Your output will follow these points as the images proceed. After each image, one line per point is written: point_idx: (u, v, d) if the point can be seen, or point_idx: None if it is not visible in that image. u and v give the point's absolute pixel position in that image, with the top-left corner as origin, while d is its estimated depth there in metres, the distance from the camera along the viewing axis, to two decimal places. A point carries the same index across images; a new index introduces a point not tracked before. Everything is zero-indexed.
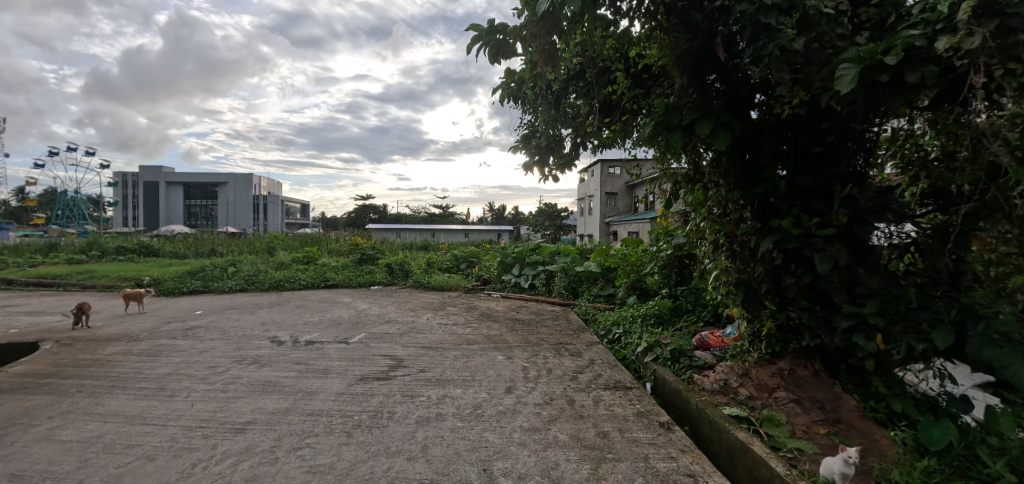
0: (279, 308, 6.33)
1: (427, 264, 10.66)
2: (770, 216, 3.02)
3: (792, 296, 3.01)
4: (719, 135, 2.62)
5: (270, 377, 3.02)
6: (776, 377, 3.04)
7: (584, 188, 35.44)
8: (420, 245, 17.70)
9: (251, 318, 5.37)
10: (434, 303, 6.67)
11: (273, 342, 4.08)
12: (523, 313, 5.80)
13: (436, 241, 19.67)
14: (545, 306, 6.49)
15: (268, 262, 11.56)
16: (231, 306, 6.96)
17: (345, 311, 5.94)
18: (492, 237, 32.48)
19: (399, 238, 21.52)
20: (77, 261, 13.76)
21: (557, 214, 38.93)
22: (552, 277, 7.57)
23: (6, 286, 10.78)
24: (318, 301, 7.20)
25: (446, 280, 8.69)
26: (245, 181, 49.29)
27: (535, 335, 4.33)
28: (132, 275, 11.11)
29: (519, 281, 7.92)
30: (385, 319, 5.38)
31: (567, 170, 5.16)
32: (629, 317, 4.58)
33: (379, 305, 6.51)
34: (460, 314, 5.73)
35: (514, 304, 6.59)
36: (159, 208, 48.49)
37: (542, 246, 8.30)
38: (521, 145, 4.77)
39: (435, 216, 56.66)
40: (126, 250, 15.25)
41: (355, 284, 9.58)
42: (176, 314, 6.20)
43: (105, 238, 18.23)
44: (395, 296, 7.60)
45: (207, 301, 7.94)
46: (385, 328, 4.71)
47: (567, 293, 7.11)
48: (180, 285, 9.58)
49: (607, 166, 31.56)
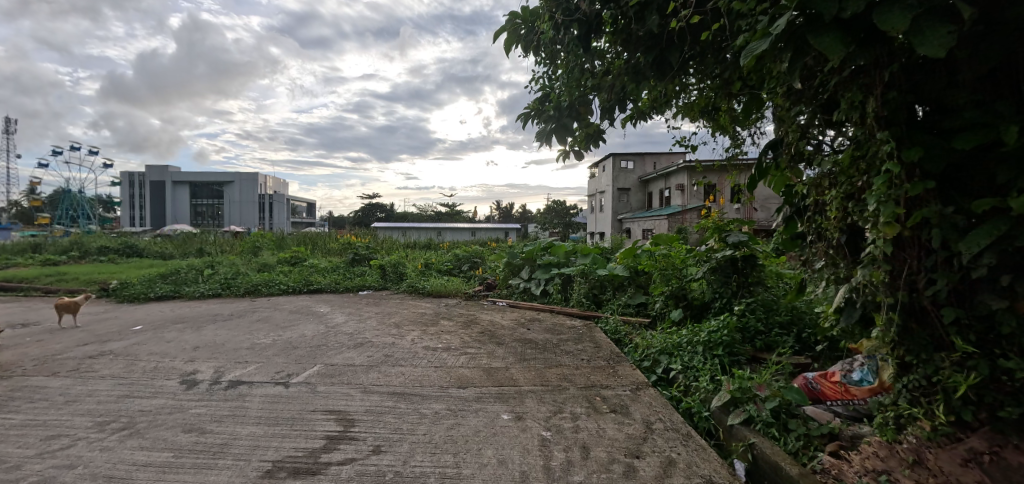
0: (234, 322, 5.11)
1: (425, 264, 9.45)
2: (969, 197, 1.74)
3: (1007, 333, 1.70)
4: (928, 28, 1.35)
5: (121, 470, 1.84)
6: (971, 468, 1.72)
7: (595, 183, 34.12)
8: (423, 243, 16.57)
9: (185, 339, 4.16)
10: (426, 316, 5.43)
11: (184, 383, 2.90)
12: (536, 331, 4.55)
13: (440, 239, 18.50)
14: (564, 320, 5.23)
15: (251, 262, 10.42)
16: (184, 317, 5.76)
17: (313, 327, 4.72)
18: (500, 235, 31.28)
19: (402, 236, 20.38)
20: (50, 259, 12.64)
21: (567, 211, 37.58)
22: (569, 282, 6.31)
23: None
24: (289, 311, 6.00)
25: (444, 285, 7.45)
26: (250, 179, 48.62)
27: (555, 372, 3.09)
28: (99, 277, 9.96)
29: (529, 285, 6.66)
30: (357, 339, 4.16)
31: (591, 147, 3.91)
32: (684, 345, 3.33)
33: (358, 318, 5.28)
34: (455, 331, 4.50)
35: (524, 317, 5.33)
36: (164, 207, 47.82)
37: (554, 246, 7.03)
38: (532, 109, 3.51)
39: (443, 215, 55.62)
40: (107, 251, 14.06)
41: (342, 288, 8.39)
42: (108, 330, 5.02)
43: (91, 237, 17.07)
44: (383, 305, 6.38)
45: (165, 310, 6.77)
46: (352, 357, 3.49)
47: (588, 302, 5.83)
48: (147, 290, 8.35)
49: (620, 160, 30.30)
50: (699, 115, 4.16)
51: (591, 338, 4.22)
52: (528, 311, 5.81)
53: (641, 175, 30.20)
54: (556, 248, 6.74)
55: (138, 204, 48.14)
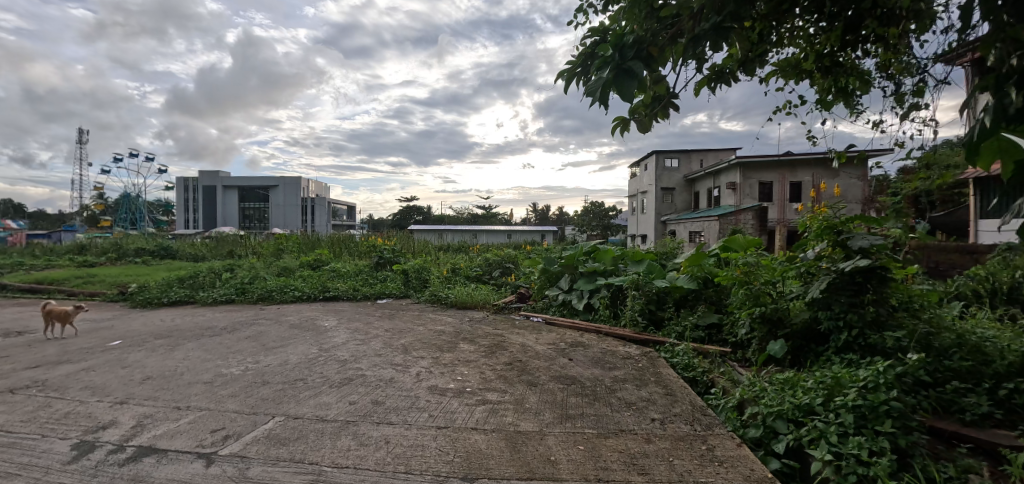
0: (218, 339, 4.29)
1: (451, 270, 8.51)
2: None
3: None
4: None
5: None
6: None
7: (636, 184, 32.41)
8: (455, 246, 15.77)
9: (141, 366, 3.34)
10: (443, 335, 4.44)
11: (77, 448, 2.02)
12: (581, 363, 3.47)
13: (473, 242, 17.63)
14: (615, 346, 4.11)
15: (272, 265, 9.84)
16: (174, 329, 5.04)
17: (303, 349, 3.84)
18: (536, 237, 30.15)
19: (435, 238, 19.69)
20: (83, 258, 12.54)
21: (606, 212, 35.94)
22: (619, 296, 5.16)
23: None
24: (290, 324, 5.18)
25: (470, 294, 6.46)
26: (293, 183, 50.13)
27: (615, 448, 2.02)
28: (121, 277, 9.60)
29: (569, 297, 5.56)
30: (348, 371, 3.22)
31: (659, 117, 2.80)
32: (816, 409, 2.20)
33: (362, 337, 4.35)
34: (474, 361, 3.47)
35: (565, 340, 4.24)
36: (214, 210, 49.85)
37: (598, 250, 5.91)
38: (575, 62, 2.43)
39: (478, 217, 55.11)
40: (142, 252, 13.99)
41: (360, 295, 7.59)
42: (79, 346, 4.32)
43: (131, 239, 17.21)
44: (397, 319, 5.44)
45: (164, 318, 6.12)
46: (328, 404, 2.54)
47: (644, 321, 4.66)
48: (160, 295, 7.80)
49: (663, 157, 28.61)
50: (808, 71, 2.98)
51: (657, 380, 3.10)
52: (569, 332, 4.70)
53: (686, 173, 28.33)
54: (602, 253, 5.61)
55: (191, 207, 50.54)
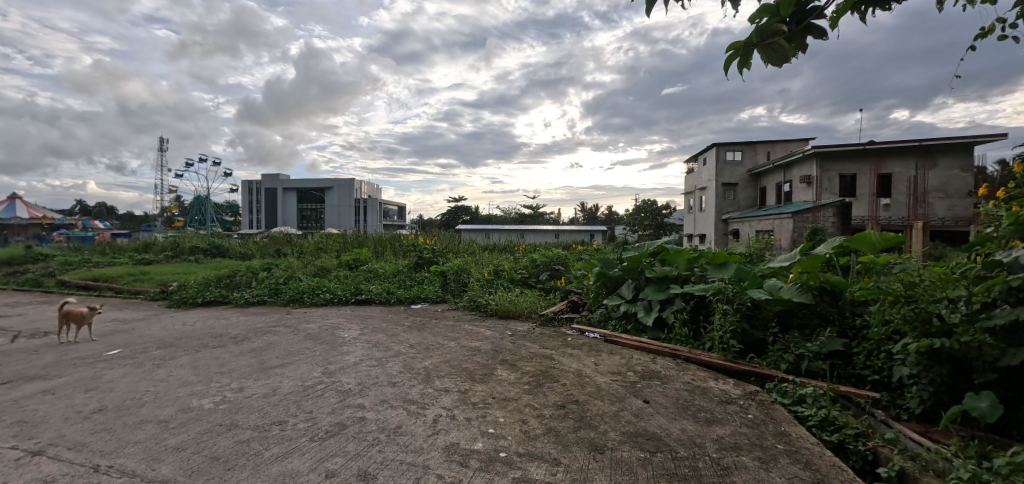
0: (217, 352, 3.68)
1: (494, 271, 7.66)
2: None
3: None
4: None
5: None
6: None
7: (693, 180, 30.20)
8: (500, 246, 14.95)
9: (106, 391, 2.73)
10: (477, 356, 3.57)
11: None
12: (666, 412, 2.46)
13: (519, 242, 16.74)
14: (705, 382, 3.07)
15: (311, 265, 9.46)
16: (184, 336, 4.53)
17: (303, 370, 3.11)
18: (585, 238, 28.77)
19: (480, 238, 18.99)
20: (141, 257, 12.90)
21: (660, 210, 33.81)
22: (702, 310, 4.06)
23: (50, 280, 9.81)
24: (307, 334, 4.51)
25: (513, 301, 5.55)
26: (347, 184, 51.89)
27: None
28: (167, 275, 9.58)
29: (632, 308, 4.52)
30: (346, 410, 2.41)
31: (797, 47, 1.78)
32: None
33: (379, 355, 3.57)
34: (513, 400, 2.56)
35: (634, 369, 3.25)
36: (275, 211, 52.54)
37: (668, 252, 4.83)
38: None
39: (525, 217, 54.30)
40: (197, 251, 14.35)
41: (393, 300, 6.90)
42: (75, 355, 3.87)
43: (192, 238, 17.88)
44: (428, 329, 4.64)
45: (186, 321, 5.70)
46: (294, 476, 1.73)
47: (739, 345, 3.54)
48: (195, 294, 7.55)
49: (724, 150, 26.36)
50: None
51: (789, 450, 2.05)
52: (638, 355, 3.70)
53: (752, 167, 25.91)
54: (674, 254, 4.55)
55: (255, 208, 53.60)
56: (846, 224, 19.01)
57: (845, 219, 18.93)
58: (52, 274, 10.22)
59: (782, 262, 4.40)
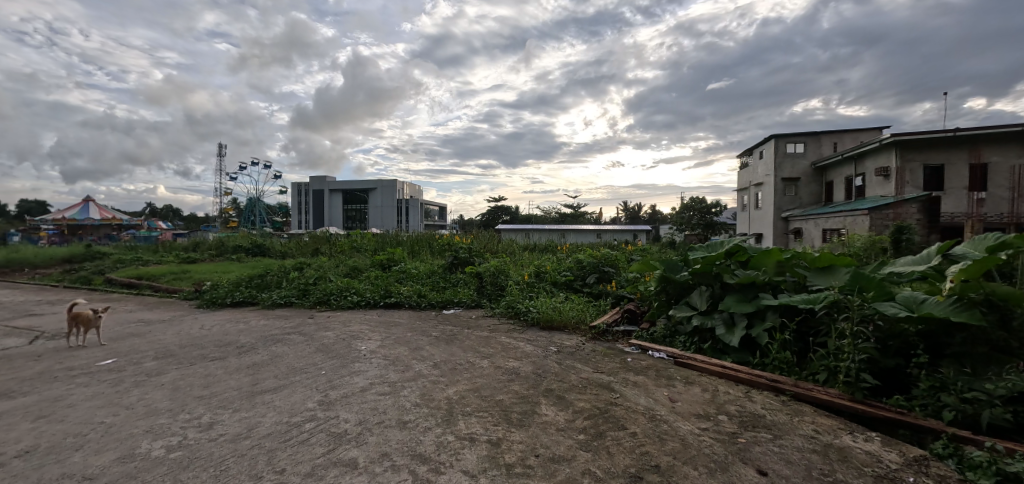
0: (211, 367, 3.14)
1: (535, 273, 6.87)
2: None
3: None
4: None
5: None
6: None
7: (748, 175, 28.04)
8: (540, 246, 14.15)
9: (54, 421, 2.22)
10: (515, 383, 2.80)
11: None
12: None
13: (561, 242, 15.75)
14: (839, 438, 2.16)
15: (343, 265, 9.07)
16: (190, 343, 4.08)
17: (296, 399, 2.47)
18: (629, 237, 27.36)
19: (520, 237, 18.25)
20: (187, 255, 13.13)
21: (711, 208, 31.72)
22: (809, 329, 3.11)
23: (98, 277, 9.98)
24: (321, 344, 3.92)
25: (558, 309, 4.76)
26: (389, 185, 52.86)
27: None
28: (204, 273, 9.50)
29: (707, 322, 3.62)
30: (329, 471, 1.72)
31: None
32: None
33: (394, 378, 2.89)
34: (565, 462, 1.79)
35: (729, 413, 2.40)
36: (322, 211, 54.34)
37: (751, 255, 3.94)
38: None
39: (565, 216, 53.12)
40: (240, 250, 14.51)
41: (424, 304, 6.27)
42: (68, 364, 3.47)
43: (238, 238, 18.28)
44: (458, 342, 3.93)
45: (205, 325, 5.32)
46: None
47: (873, 378, 2.59)
48: (225, 294, 7.29)
49: (784, 142, 24.17)
50: None
51: None
52: (726, 389, 2.84)
53: (816, 160, 23.61)
54: (761, 255, 3.69)
55: (304, 209, 55.68)
56: (934, 222, 16.75)
57: (933, 216, 16.69)
58: (101, 272, 10.41)
59: (903, 267, 3.50)
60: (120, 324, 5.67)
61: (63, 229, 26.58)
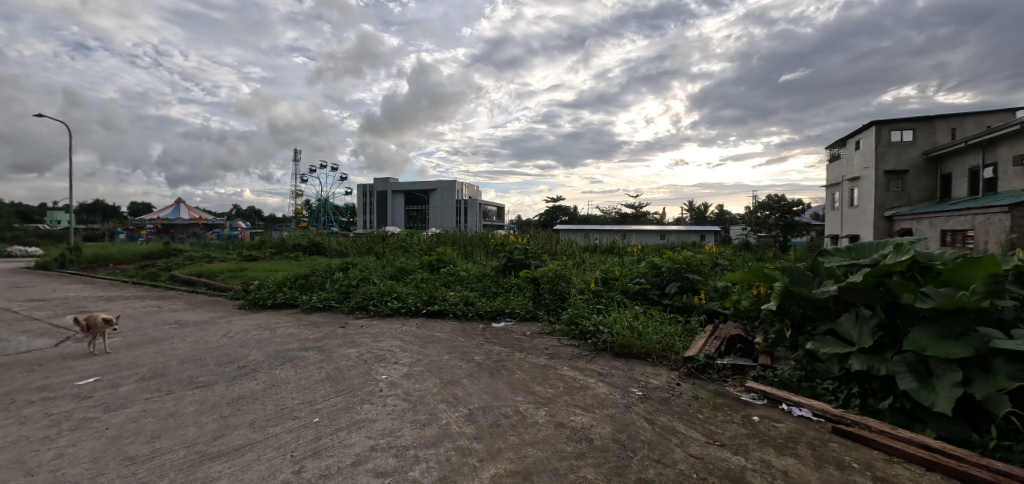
0: (185, 401, 2.42)
1: (601, 280, 5.73)
2: None
3: None
4: None
5: None
6: None
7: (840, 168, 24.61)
8: (601, 247, 12.85)
9: None
10: (585, 462, 1.78)
11: None
12: None
13: (623, 242, 14.35)
14: None
15: (390, 265, 8.50)
16: (195, 357, 3.48)
17: (251, 478, 1.62)
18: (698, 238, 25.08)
19: (578, 238, 17.03)
20: (249, 253, 13.38)
21: (795, 206, 28.36)
22: None
23: (164, 274, 10.23)
24: (337, 367, 3.13)
25: (637, 329, 3.64)
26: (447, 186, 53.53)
27: None
28: (257, 272, 9.37)
29: (878, 367, 2.40)
30: None
31: None
32: None
33: (407, 439, 1.97)
34: None
35: None
36: (384, 212, 56.24)
37: (936, 266, 2.65)
38: None
39: (626, 217, 50.69)
40: (300, 248, 14.66)
41: (471, 314, 5.41)
42: (51, 381, 2.96)
43: (301, 236, 18.78)
44: (506, 373, 2.98)
45: (232, 331, 4.82)
46: None
47: None
48: (267, 295, 6.91)
49: (888, 129, 20.78)
50: None
51: None
52: None
53: (930, 148, 20.07)
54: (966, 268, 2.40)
55: (368, 210, 57.94)
56: None
57: None
58: (168, 269, 10.71)
59: None
60: (156, 325, 5.36)
61: (160, 228, 29.29)
